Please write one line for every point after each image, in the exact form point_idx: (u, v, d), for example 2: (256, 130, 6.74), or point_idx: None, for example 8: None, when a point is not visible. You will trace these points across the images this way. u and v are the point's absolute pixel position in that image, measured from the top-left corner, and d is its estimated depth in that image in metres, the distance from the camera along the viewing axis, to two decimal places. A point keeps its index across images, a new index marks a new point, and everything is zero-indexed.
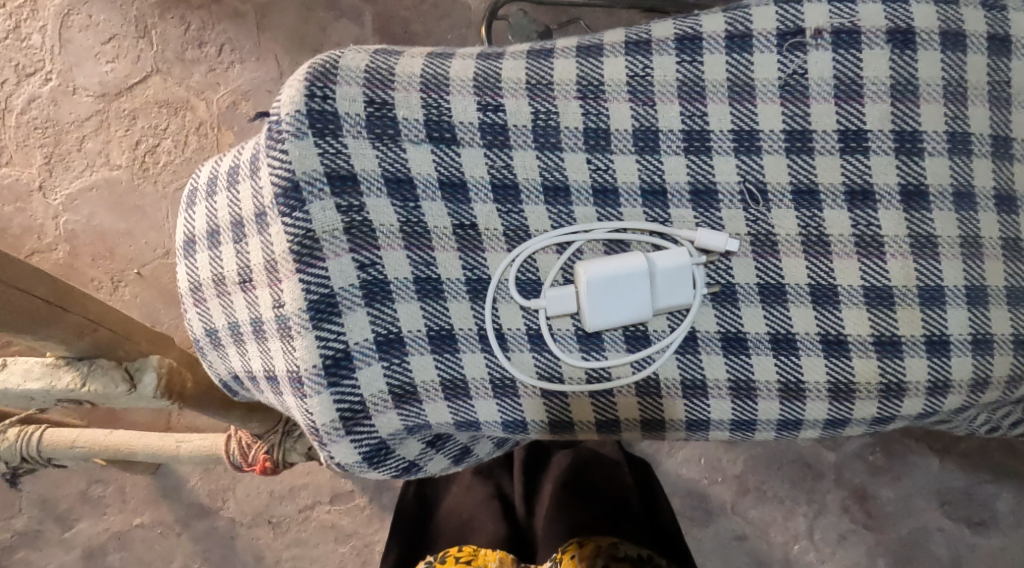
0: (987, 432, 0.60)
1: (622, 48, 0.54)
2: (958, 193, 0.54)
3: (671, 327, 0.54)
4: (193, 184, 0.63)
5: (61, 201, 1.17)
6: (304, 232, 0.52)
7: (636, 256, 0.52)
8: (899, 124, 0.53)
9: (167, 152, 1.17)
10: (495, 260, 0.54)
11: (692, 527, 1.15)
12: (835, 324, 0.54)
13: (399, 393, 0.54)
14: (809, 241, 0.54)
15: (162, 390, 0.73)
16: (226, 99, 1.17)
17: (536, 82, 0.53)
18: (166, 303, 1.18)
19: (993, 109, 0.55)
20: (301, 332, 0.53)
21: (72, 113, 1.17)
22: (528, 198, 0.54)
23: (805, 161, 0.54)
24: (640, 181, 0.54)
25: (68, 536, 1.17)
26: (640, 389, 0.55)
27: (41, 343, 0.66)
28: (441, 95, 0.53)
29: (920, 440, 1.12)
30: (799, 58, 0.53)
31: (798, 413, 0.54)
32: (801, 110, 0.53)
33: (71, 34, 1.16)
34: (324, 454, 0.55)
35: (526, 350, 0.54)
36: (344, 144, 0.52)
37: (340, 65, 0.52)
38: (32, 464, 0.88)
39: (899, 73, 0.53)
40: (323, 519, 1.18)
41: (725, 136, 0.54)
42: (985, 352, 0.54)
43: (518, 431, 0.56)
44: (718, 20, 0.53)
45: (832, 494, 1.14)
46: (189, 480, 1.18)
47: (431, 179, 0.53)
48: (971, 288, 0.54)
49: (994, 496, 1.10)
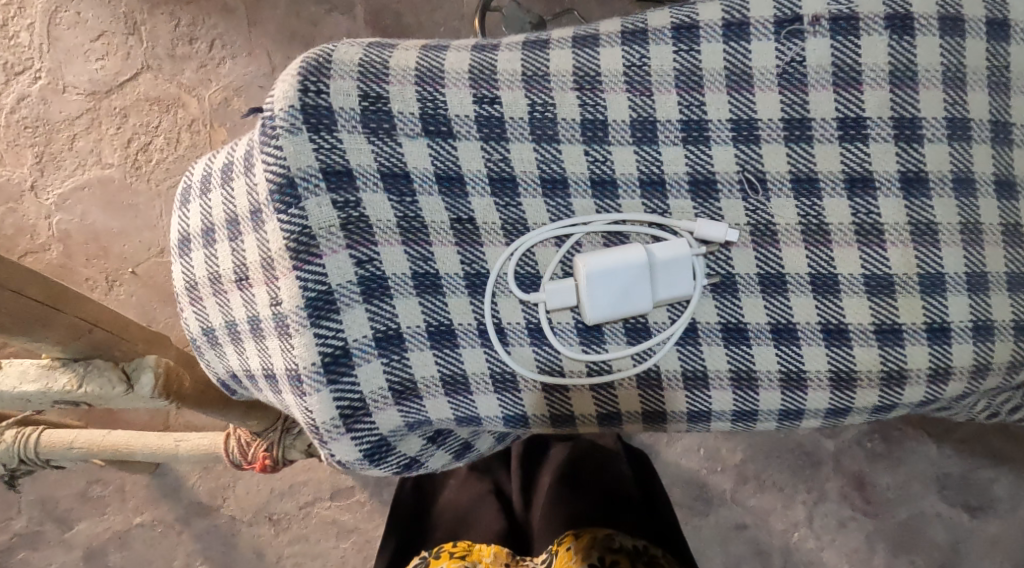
0: (988, 418, 0.60)
1: (618, 38, 0.53)
2: (957, 179, 0.54)
3: (671, 318, 0.54)
4: (187, 182, 0.62)
5: (53, 200, 1.16)
6: (300, 228, 0.51)
7: (636, 248, 0.52)
8: (899, 110, 0.53)
9: (160, 149, 1.16)
10: (493, 255, 0.54)
11: (693, 517, 1.16)
12: (836, 313, 0.54)
13: (399, 390, 0.54)
14: (810, 230, 0.54)
15: (160, 390, 0.72)
16: (218, 95, 1.16)
17: (532, 73, 0.53)
18: (162, 302, 1.17)
19: (992, 94, 0.54)
20: (299, 330, 0.52)
21: (62, 112, 1.16)
22: (526, 191, 0.54)
23: (804, 150, 0.53)
24: (639, 172, 0.54)
25: (68, 537, 1.17)
26: (641, 382, 0.55)
27: (36, 345, 0.66)
28: (436, 87, 0.52)
29: (918, 426, 1.12)
30: (797, 46, 0.52)
31: (800, 403, 0.54)
32: (799, 99, 0.53)
33: (60, 31, 1.15)
34: (325, 453, 0.55)
35: (526, 344, 0.54)
36: (339, 139, 0.51)
37: (333, 59, 0.52)
38: (31, 466, 0.88)
39: (898, 59, 0.52)
40: (323, 515, 1.18)
41: (723, 126, 0.53)
42: (986, 339, 0.53)
43: (519, 426, 0.56)
44: (715, 8, 0.53)
45: (832, 481, 1.14)
46: (189, 479, 1.18)
47: (428, 174, 0.53)
48: (971, 275, 0.54)
49: (993, 481, 1.11)
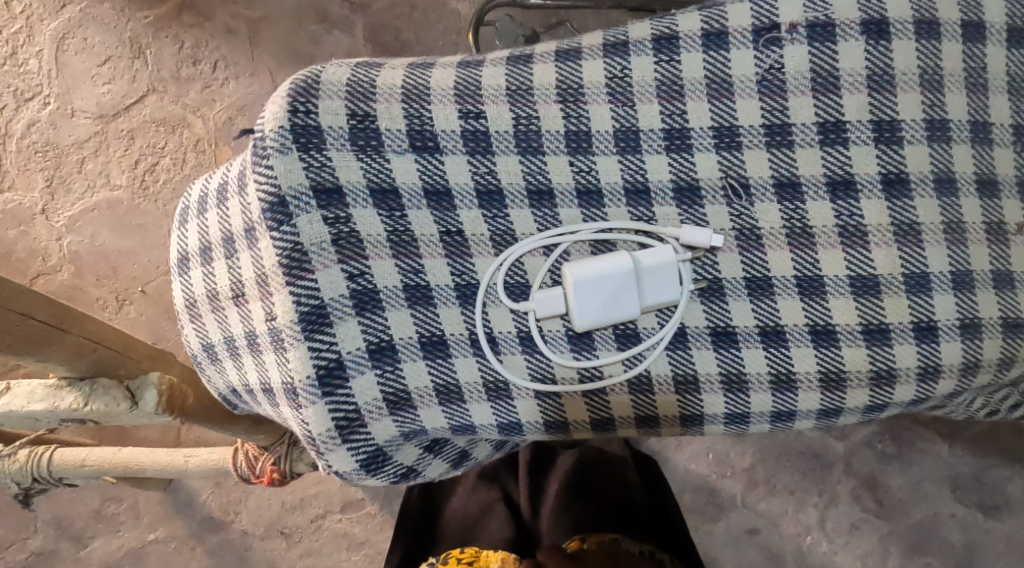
0: (987, 416, 0.60)
1: (600, 50, 0.54)
2: (939, 179, 0.54)
3: (660, 323, 0.55)
4: (185, 203, 0.64)
5: (64, 223, 1.18)
6: (293, 245, 0.53)
7: (621, 255, 0.53)
8: (878, 114, 0.54)
9: (167, 169, 1.18)
10: (483, 266, 0.55)
11: (703, 522, 1.16)
12: (823, 315, 0.54)
13: (393, 400, 0.55)
14: (794, 234, 0.54)
15: (163, 406, 0.74)
16: (221, 115, 1.18)
17: (516, 87, 0.54)
18: (171, 320, 1.19)
19: (970, 95, 0.55)
20: (294, 344, 0.53)
21: (71, 136, 1.18)
22: (513, 202, 0.55)
23: (786, 154, 0.54)
24: (624, 181, 0.55)
25: (84, 554, 1.18)
26: (632, 387, 0.55)
27: (44, 365, 0.67)
28: (422, 104, 0.54)
29: (927, 426, 1.12)
30: (775, 53, 0.53)
31: (791, 404, 0.55)
32: (778, 105, 0.54)
33: (67, 57, 1.17)
34: (323, 464, 0.56)
35: (518, 352, 0.55)
36: (328, 157, 0.53)
37: (321, 80, 0.53)
38: (44, 484, 0.90)
39: (875, 63, 0.53)
40: (335, 527, 1.19)
41: (705, 134, 0.54)
42: (974, 337, 0.54)
43: (514, 434, 0.57)
44: (694, 19, 0.54)
45: (843, 483, 1.14)
46: (200, 494, 1.19)
47: (416, 189, 0.54)
48: (956, 274, 0.54)
49: (1007, 480, 1.10)
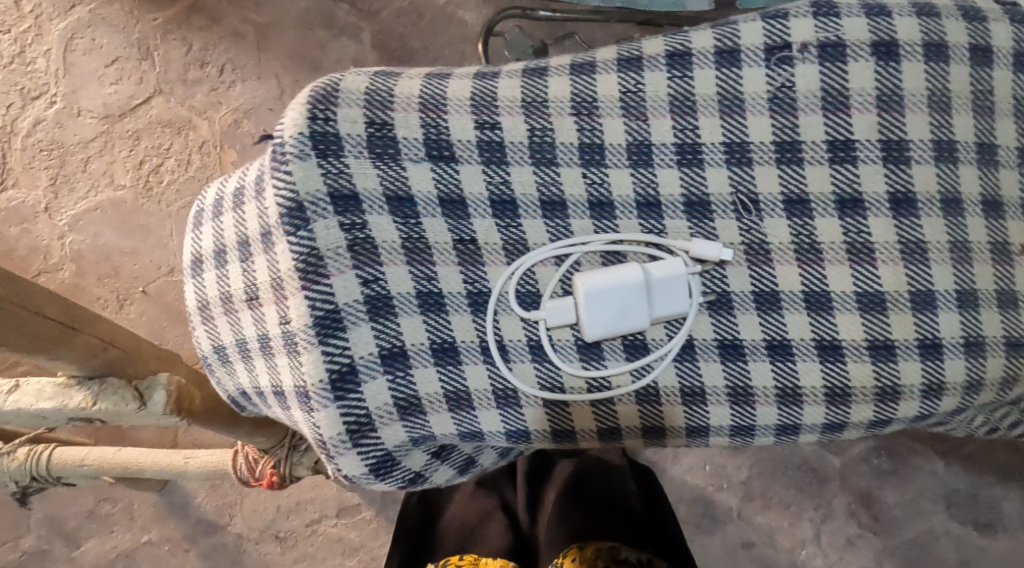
0: (987, 433, 0.61)
1: (614, 64, 0.55)
2: (945, 200, 0.55)
3: (668, 335, 0.55)
4: (199, 205, 0.65)
5: (67, 221, 1.19)
6: (309, 250, 0.53)
7: (633, 267, 0.54)
8: (886, 134, 0.55)
9: (171, 171, 1.19)
10: (495, 274, 0.56)
11: (698, 534, 1.16)
12: (830, 330, 0.55)
13: (403, 405, 0.55)
14: (802, 250, 0.55)
15: (172, 407, 0.74)
16: (227, 118, 1.19)
17: (531, 99, 0.55)
18: (171, 321, 1.19)
19: (976, 117, 0.56)
20: (308, 348, 0.54)
21: (76, 135, 1.19)
22: (526, 212, 0.55)
23: (795, 171, 0.55)
24: (635, 194, 0.55)
25: (77, 554, 1.18)
26: (640, 398, 0.56)
27: (53, 363, 0.68)
28: (439, 114, 0.54)
29: (923, 443, 1.13)
30: (787, 71, 0.54)
31: (796, 418, 0.55)
32: (789, 122, 0.55)
33: (75, 57, 1.18)
34: (332, 467, 0.56)
35: (528, 361, 0.56)
36: (346, 164, 0.53)
37: (340, 88, 0.54)
38: (42, 483, 0.89)
39: (884, 84, 0.54)
40: (329, 532, 1.19)
41: (717, 149, 0.55)
42: (977, 355, 0.55)
43: (521, 441, 0.57)
44: (707, 36, 0.55)
45: (839, 498, 1.14)
46: (196, 496, 1.19)
47: (431, 197, 0.55)
48: (961, 292, 0.55)
49: (1000, 498, 1.11)
